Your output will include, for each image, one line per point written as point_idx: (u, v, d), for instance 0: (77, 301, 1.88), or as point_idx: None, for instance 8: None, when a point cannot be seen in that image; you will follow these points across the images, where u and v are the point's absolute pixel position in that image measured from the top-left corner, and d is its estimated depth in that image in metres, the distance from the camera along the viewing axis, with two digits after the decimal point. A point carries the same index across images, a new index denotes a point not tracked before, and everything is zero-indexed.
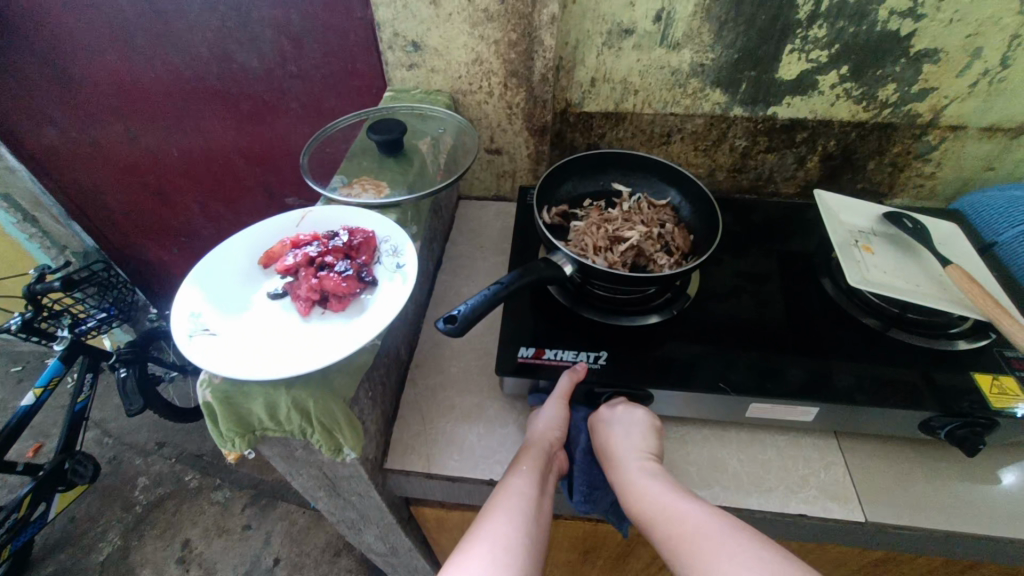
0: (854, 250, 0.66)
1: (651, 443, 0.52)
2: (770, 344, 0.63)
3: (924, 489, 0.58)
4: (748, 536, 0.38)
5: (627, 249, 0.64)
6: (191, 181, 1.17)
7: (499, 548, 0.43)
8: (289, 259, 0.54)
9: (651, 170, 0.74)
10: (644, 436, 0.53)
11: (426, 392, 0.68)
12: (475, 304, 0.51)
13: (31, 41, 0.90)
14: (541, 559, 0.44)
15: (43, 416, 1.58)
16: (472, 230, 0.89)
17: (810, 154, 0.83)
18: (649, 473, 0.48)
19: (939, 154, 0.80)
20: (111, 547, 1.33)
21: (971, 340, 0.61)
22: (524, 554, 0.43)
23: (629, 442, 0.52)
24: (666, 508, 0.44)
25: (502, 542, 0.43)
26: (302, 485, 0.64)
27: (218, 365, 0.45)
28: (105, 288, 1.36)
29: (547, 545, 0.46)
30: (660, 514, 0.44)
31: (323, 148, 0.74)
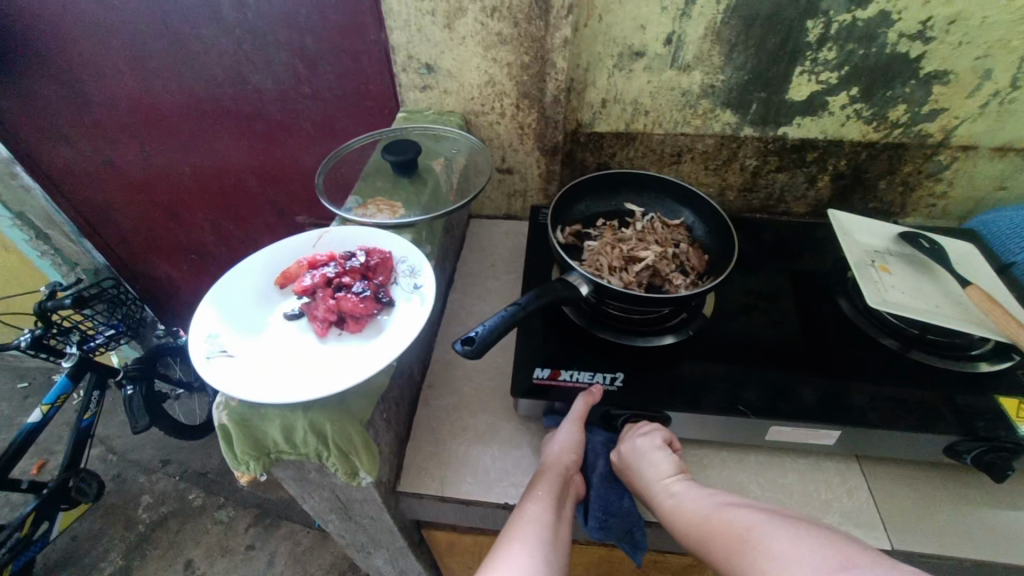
0: (871, 271, 0.66)
1: (674, 465, 0.52)
2: (787, 365, 0.62)
3: (949, 514, 0.57)
4: (783, 518, 0.40)
5: (643, 269, 0.64)
6: (203, 199, 1.18)
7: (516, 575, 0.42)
8: (307, 280, 0.54)
9: (665, 189, 0.74)
10: (667, 457, 0.53)
11: (438, 412, 0.67)
12: (492, 326, 0.51)
13: (52, 63, 0.92)
14: None
15: (48, 432, 1.57)
16: (482, 248, 0.89)
17: (821, 173, 0.83)
18: (680, 491, 0.49)
19: (950, 174, 0.80)
20: (113, 567, 1.31)
21: (992, 362, 0.60)
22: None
23: (650, 467, 0.52)
24: (703, 514, 0.45)
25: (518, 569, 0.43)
26: (313, 507, 0.63)
27: (233, 388, 0.44)
28: (115, 304, 1.36)
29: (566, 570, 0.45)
30: (698, 519, 0.45)
31: (338, 168, 0.75)
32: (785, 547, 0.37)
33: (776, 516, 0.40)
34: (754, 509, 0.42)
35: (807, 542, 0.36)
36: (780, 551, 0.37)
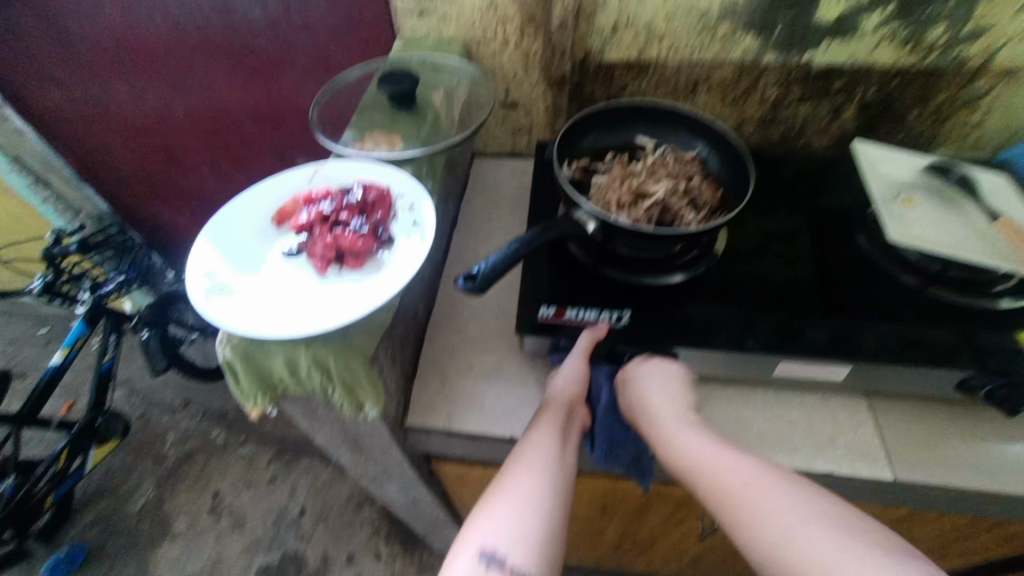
0: (893, 204, 0.64)
1: (678, 398, 0.53)
2: (798, 304, 0.61)
3: (955, 448, 0.57)
4: (787, 487, 0.41)
5: (653, 205, 0.61)
6: (202, 143, 1.15)
7: (524, 504, 0.44)
8: (304, 217, 0.53)
9: (678, 120, 0.70)
10: (671, 387, 0.54)
11: (444, 351, 0.68)
12: (495, 262, 0.50)
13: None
14: (564, 510, 0.45)
15: (72, 375, 1.63)
16: (487, 188, 0.86)
17: (847, 104, 0.78)
18: (682, 432, 0.50)
19: (989, 101, 0.74)
20: (146, 497, 1.40)
21: (1014, 299, 0.58)
22: (550, 514, 0.44)
23: (658, 400, 0.53)
24: (703, 466, 0.46)
25: (523, 497, 0.44)
26: (326, 441, 0.65)
27: (234, 323, 0.45)
28: (122, 250, 1.36)
29: (571, 495, 0.46)
30: (697, 470, 0.46)
31: (332, 104, 0.71)
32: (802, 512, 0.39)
33: (779, 483, 0.42)
34: (755, 470, 0.43)
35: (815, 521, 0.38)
36: (789, 530, 0.38)
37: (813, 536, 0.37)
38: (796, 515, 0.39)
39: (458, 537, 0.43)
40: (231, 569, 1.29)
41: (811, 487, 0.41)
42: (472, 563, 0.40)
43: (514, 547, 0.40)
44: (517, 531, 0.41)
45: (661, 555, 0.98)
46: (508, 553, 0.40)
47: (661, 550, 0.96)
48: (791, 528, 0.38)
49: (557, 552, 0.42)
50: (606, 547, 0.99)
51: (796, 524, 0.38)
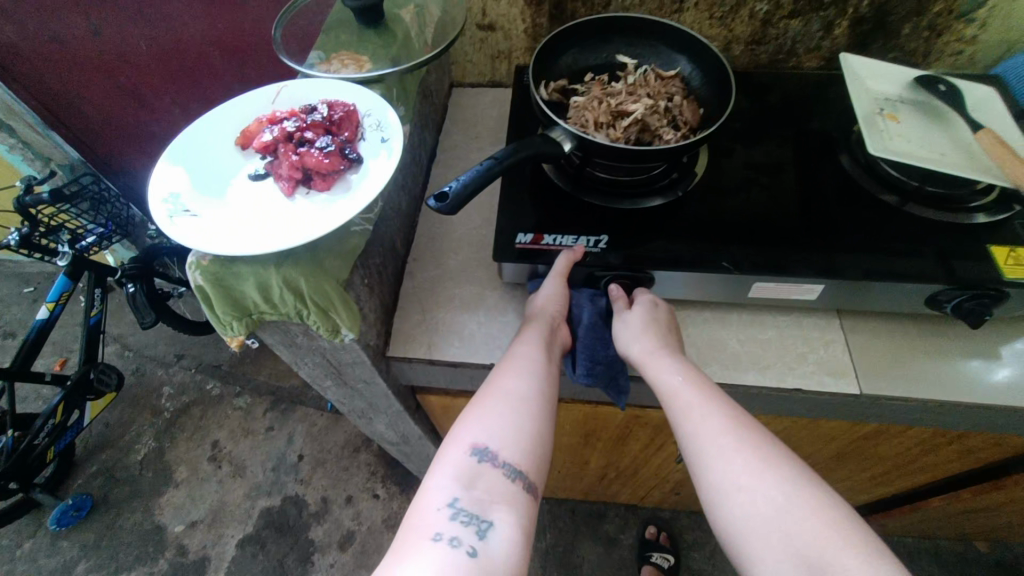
0: (878, 119, 0.61)
1: (668, 336, 0.52)
2: (780, 227, 0.60)
3: (920, 362, 0.58)
4: (772, 451, 0.41)
5: (631, 124, 0.59)
6: (166, 77, 1.15)
7: (514, 406, 0.45)
8: (266, 136, 0.51)
9: (660, 36, 0.67)
10: (661, 324, 0.53)
11: (425, 284, 0.67)
12: (467, 180, 0.48)
13: None
14: (552, 420, 0.46)
15: (61, 333, 1.63)
16: (467, 119, 0.83)
17: (839, 19, 0.74)
18: (673, 367, 0.48)
19: (985, 13, 0.71)
20: (147, 448, 1.44)
21: (990, 214, 0.58)
22: (538, 416, 0.45)
23: (654, 334, 0.52)
24: (694, 406, 0.45)
25: (513, 399, 0.45)
26: (309, 374, 0.65)
27: (202, 245, 0.44)
28: (99, 202, 1.26)
29: (557, 402, 0.47)
30: (686, 408, 0.45)
31: (296, 22, 0.66)
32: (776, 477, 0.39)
33: (765, 446, 0.41)
34: (742, 425, 0.43)
35: (791, 494, 0.38)
36: (770, 495, 0.38)
37: (790, 511, 0.37)
38: (772, 477, 0.39)
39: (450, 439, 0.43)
40: (235, 513, 1.33)
41: (788, 450, 0.42)
42: (464, 458, 0.41)
43: (506, 445, 0.42)
44: (508, 431, 0.43)
45: (644, 483, 1.03)
46: (500, 450, 0.42)
47: (644, 478, 1.00)
48: (766, 493, 0.38)
49: (545, 451, 0.44)
50: (592, 478, 1.04)
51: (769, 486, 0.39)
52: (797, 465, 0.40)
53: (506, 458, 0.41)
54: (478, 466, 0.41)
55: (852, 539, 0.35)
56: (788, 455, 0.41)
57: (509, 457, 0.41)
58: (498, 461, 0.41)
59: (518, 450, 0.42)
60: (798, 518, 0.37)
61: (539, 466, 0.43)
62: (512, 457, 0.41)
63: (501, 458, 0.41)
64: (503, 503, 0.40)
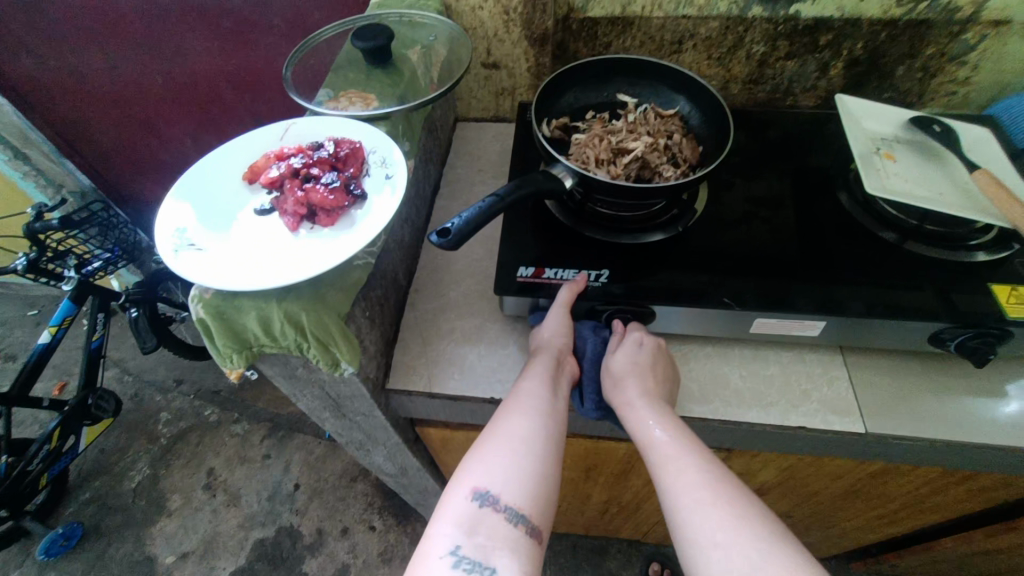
0: (875, 159, 0.62)
1: (657, 382, 0.51)
2: (781, 262, 0.60)
3: (926, 401, 0.57)
4: (746, 503, 0.39)
5: (631, 161, 0.60)
6: (179, 109, 1.14)
7: (519, 447, 0.44)
8: (273, 172, 0.52)
9: (659, 76, 0.69)
10: (654, 369, 0.52)
11: (426, 316, 0.67)
12: (469, 217, 0.49)
13: None
14: (558, 461, 0.45)
15: (62, 357, 1.63)
16: (470, 152, 0.85)
17: (834, 60, 0.76)
18: (656, 415, 0.47)
19: (976, 56, 0.73)
20: (141, 476, 1.41)
21: (990, 252, 0.58)
22: (543, 457, 0.44)
23: (640, 376, 0.51)
24: (675, 456, 0.43)
25: (517, 440, 0.44)
26: (308, 406, 0.65)
27: (205, 279, 0.44)
28: (107, 228, 1.30)
29: (564, 441, 0.46)
30: (667, 459, 0.43)
31: (307, 60, 0.69)
32: (751, 534, 0.37)
33: (741, 499, 0.40)
34: (720, 477, 0.41)
35: (765, 552, 0.36)
36: (744, 553, 0.36)
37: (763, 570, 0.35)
38: (748, 535, 0.37)
39: (454, 481, 0.42)
40: (227, 544, 1.30)
41: (764, 504, 0.40)
42: (466, 502, 0.40)
43: (508, 488, 0.41)
44: (510, 474, 0.42)
45: (646, 519, 1.00)
46: (502, 493, 0.41)
47: (646, 514, 0.98)
48: (739, 550, 0.36)
49: (549, 492, 0.43)
50: (593, 513, 1.01)
51: (743, 543, 0.36)
52: (774, 521, 0.38)
53: (509, 502, 0.40)
54: (480, 512, 0.40)
55: None
56: (763, 509, 0.39)
57: (512, 501, 0.40)
58: (499, 506, 0.40)
59: (520, 493, 0.41)
60: None
61: (545, 509, 0.42)
62: (515, 500, 0.40)
63: (503, 502, 0.40)
64: (506, 550, 0.39)
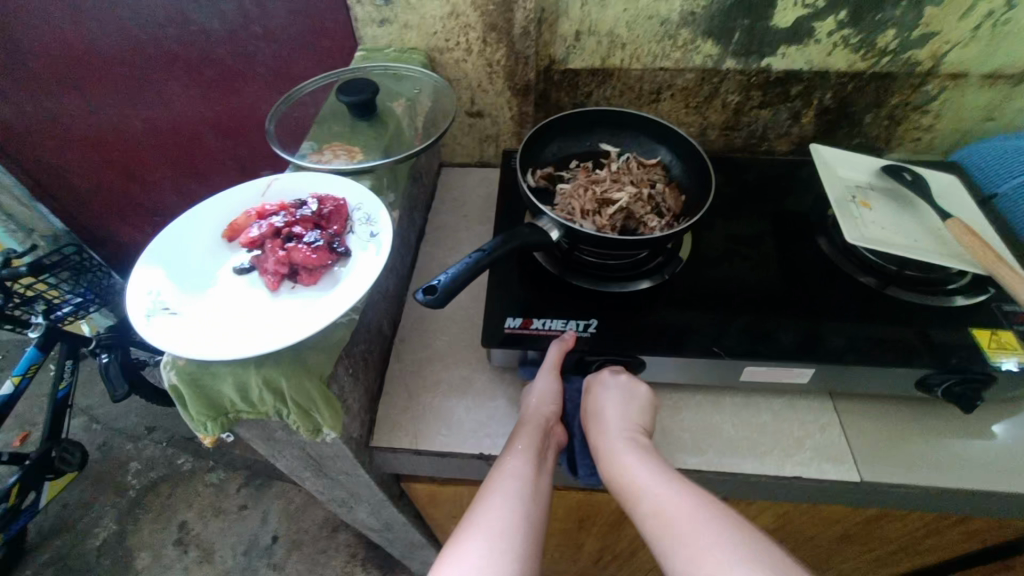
0: (851, 206, 0.64)
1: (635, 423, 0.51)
2: (767, 307, 0.61)
3: (917, 445, 0.57)
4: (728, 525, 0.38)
5: (617, 212, 0.61)
6: (159, 154, 1.12)
7: (495, 539, 0.41)
8: (254, 231, 0.51)
9: (641, 126, 0.71)
10: (630, 409, 0.51)
11: (411, 367, 0.65)
12: (456, 273, 0.48)
13: None
14: (538, 549, 0.42)
15: (26, 405, 1.55)
16: (454, 197, 0.85)
17: (805, 109, 0.79)
18: (632, 454, 0.47)
19: (937, 106, 0.77)
20: (106, 532, 1.32)
21: (968, 296, 0.59)
22: (526, 544, 0.42)
23: (613, 419, 0.50)
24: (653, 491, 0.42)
25: (494, 531, 0.42)
26: (287, 466, 0.62)
27: (177, 345, 0.42)
28: (79, 271, 1.27)
29: (545, 532, 0.44)
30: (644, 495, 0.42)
31: (291, 114, 0.69)
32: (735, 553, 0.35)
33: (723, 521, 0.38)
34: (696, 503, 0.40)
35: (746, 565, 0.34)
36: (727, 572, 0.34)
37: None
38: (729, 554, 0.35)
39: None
40: None
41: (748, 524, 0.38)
42: None
43: None
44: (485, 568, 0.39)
45: (641, 567, 0.96)
46: None
47: (642, 562, 0.94)
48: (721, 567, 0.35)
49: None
50: (586, 562, 0.97)
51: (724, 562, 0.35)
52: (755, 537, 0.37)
53: None
54: None
55: None
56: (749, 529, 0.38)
57: None
58: None
59: None
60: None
61: None
62: None
63: None
64: None
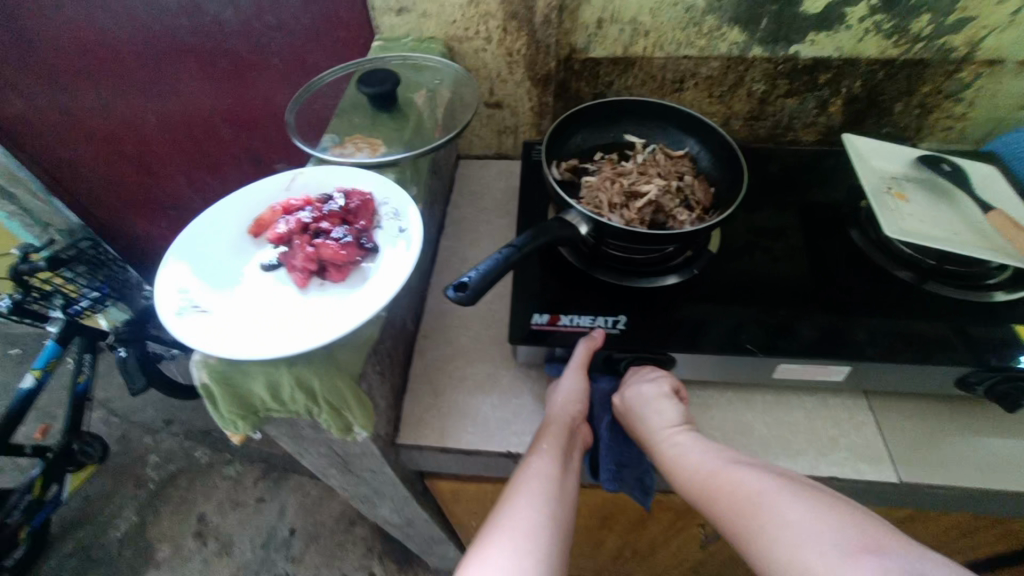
0: (887, 198, 0.62)
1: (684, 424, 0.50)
2: (800, 303, 0.59)
3: (957, 444, 0.56)
4: (795, 487, 0.38)
5: (645, 205, 0.60)
6: (174, 148, 1.12)
7: (525, 537, 0.41)
8: (281, 227, 0.50)
9: (668, 117, 0.69)
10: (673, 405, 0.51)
11: (435, 364, 0.65)
12: (485, 270, 0.47)
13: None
14: (565, 547, 0.42)
15: (45, 398, 1.57)
16: (474, 191, 0.84)
17: (834, 97, 0.77)
18: (686, 448, 0.46)
19: (971, 93, 0.75)
20: (127, 523, 1.34)
21: (1009, 292, 0.58)
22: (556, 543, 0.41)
23: (650, 415, 0.50)
24: (709, 475, 0.42)
25: (526, 528, 0.41)
26: (313, 463, 0.62)
27: (210, 345, 0.42)
28: (96, 265, 1.29)
29: (572, 530, 0.44)
30: (704, 482, 0.42)
31: (310, 106, 0.68)
32: (801, 514, 0.35)
33: (789, 485, 0.38)
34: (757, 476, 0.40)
35: (813, 520, 0.34)
36: (795, 529, 0.34)
37: (813, 540, 0.33)
38: (792, 515, 0.35)
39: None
40: None
41: (817, 486, 0.38)
42: None
43: None
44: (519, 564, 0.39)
45: (659, 563, 0.96)
46: None
47: (660, 558, 0.93)
48: (789, 521, 0.35)
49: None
50: (603, 558, 0.97)
51: (788, 521, 0.35)
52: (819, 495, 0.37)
53: None
54: None
55: (877, 545, 0.32)
56: (819, 492, 0.38)
57: None
58: None
59: None
60: (820, 543, 0.33)
61: None
62: None
63: None
64: None
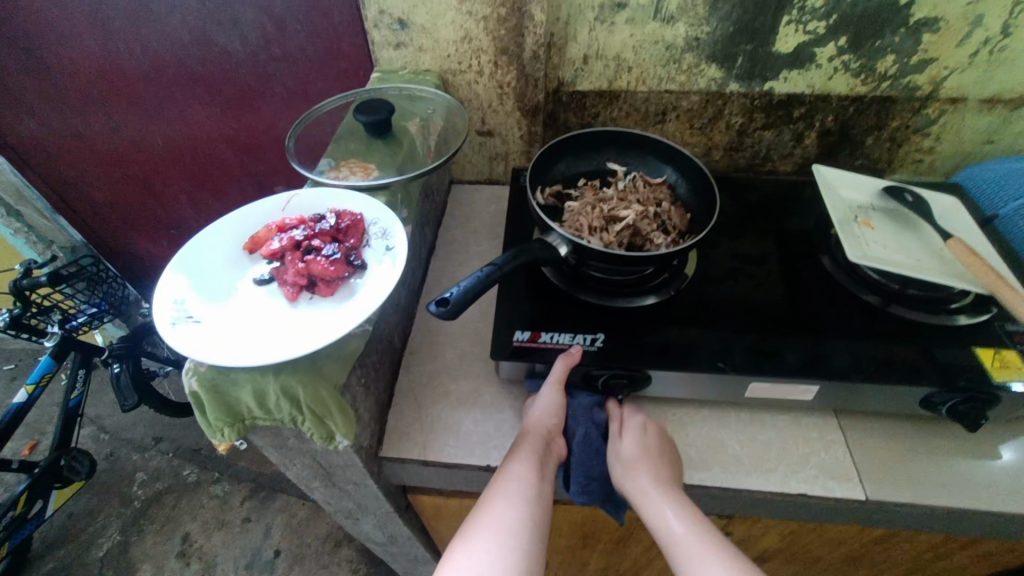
0: (854, 225, 0.65)
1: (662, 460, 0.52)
2: (772, 325, 0.62)
3: (923, 463, 0.57)
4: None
5: (623, 229, 0.63)
6: (177, 169, 1.16)
7: (503, 539, 0.42)
8: (275, 244, 0.53)
9: (647, 147, 0.73)
10: (656, 447, 0.53)
11: (420, 379, 0.67)
12: (466, 287, 0.50)
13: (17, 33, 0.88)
14: (543, 550, 0.44)
15: (36, 414, 1.57)
16: (464, 214, 0.87)
17: (808, 130, 0.81)
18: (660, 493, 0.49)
19: (937, 129, 0.79)
20: (110, 543, 1.33)
21: (971, 315, 0.60)
22: (532, 548, 0.43)
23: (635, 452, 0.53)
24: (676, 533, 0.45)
25: (504, 532, 0.43)
26: (297, 475, 0.63)
27: (202, 351, 0.44)
28: (95, 282, 1.30)
29: (549, 534, 0.45)
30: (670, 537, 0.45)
31: (309, 132, 0.72)
32: None
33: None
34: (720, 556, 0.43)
35: None
36: None
37: None
38: None
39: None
40: None
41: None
42: None
43: None
44: (496, 566, 0.40)
45: None
46: None
47: None
48: None
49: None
50: None
51: None
52: None
53: None
54: None
55: None
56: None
57: None
58: None
59: None
60: None
61: None
62: None
63: None
64: None
